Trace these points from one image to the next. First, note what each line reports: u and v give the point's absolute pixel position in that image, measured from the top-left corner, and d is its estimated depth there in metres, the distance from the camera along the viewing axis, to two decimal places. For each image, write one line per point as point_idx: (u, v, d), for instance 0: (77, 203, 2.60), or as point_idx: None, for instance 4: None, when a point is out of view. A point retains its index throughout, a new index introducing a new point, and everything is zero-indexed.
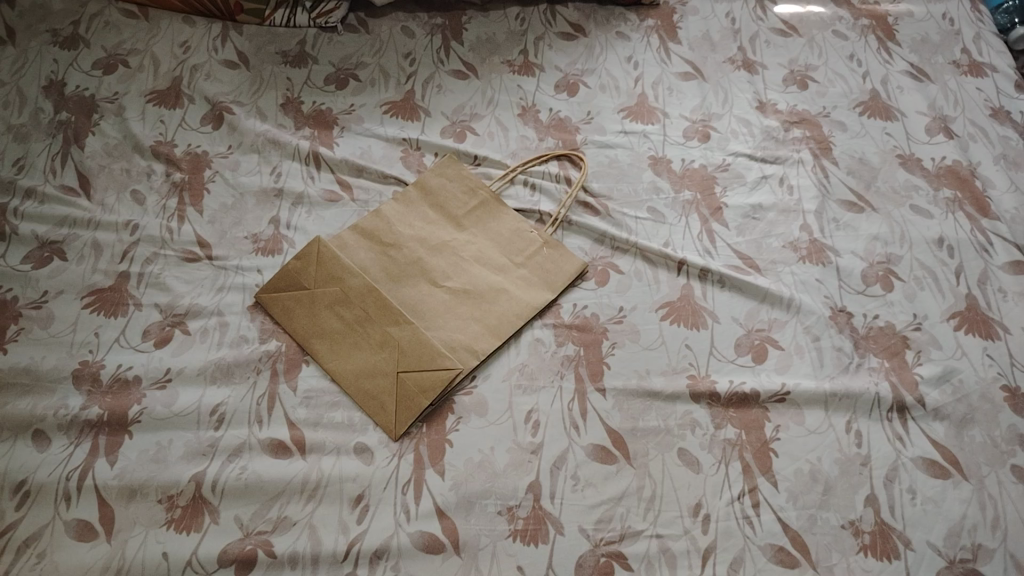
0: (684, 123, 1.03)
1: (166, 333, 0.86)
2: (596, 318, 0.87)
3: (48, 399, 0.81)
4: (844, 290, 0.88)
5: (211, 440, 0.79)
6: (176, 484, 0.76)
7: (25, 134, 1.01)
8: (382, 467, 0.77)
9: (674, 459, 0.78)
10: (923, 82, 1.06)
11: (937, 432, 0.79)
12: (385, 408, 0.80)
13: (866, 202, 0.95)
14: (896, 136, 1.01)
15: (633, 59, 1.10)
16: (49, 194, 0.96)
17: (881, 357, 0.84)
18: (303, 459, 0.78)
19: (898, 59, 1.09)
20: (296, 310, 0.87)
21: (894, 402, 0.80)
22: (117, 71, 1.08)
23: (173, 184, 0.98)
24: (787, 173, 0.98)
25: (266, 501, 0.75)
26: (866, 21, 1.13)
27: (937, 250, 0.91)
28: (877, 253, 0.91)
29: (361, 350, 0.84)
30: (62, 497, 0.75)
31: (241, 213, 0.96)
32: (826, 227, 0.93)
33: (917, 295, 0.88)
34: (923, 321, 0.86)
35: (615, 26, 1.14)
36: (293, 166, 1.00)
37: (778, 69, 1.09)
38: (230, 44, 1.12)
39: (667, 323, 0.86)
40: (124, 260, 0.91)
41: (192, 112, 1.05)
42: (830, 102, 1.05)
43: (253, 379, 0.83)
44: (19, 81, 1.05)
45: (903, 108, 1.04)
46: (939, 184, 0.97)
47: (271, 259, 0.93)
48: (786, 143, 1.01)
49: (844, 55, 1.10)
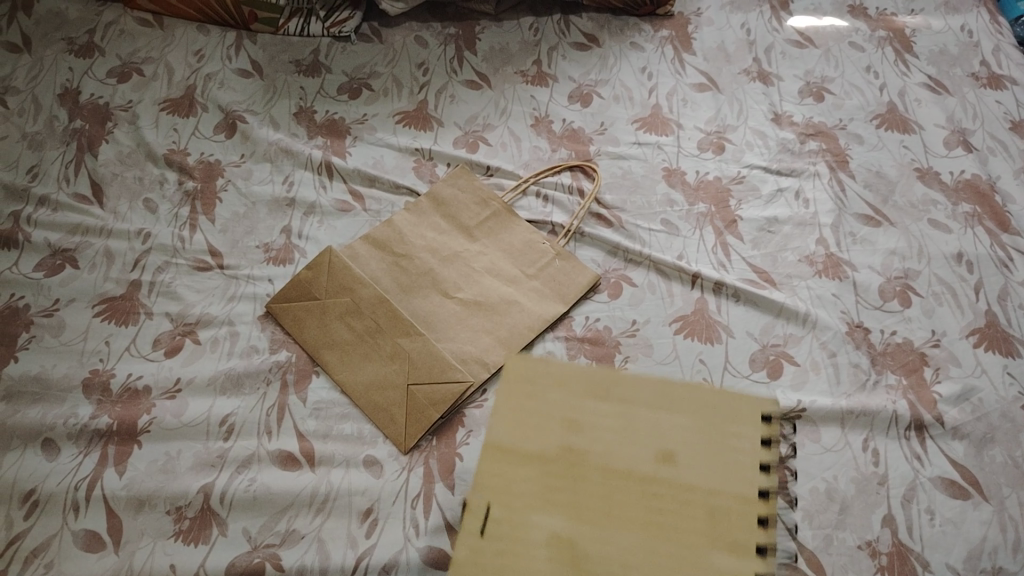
0: (699, 135, 1.03)
1: (176, 342, 0.86)
2: (609, 331, 0.86)
3: (59, 408, 0.81)
4: (861, 305, 0.87)
5: (221, 451, 0.79)
6: (184, 496, 0.76)
7: (39, 141, 1.01)
8: (392, 481, 0.77)
9: None
10: (941, 95, 1.05)
11: (956, 451, 0.78)
12: (394, 420, 0.80)
13: (884, 216, 0.94)
14: (914, 149, 1.00)
15: (648, 69, 1.10)
16: (61, 202, 0.96)
17: (899, 374, 0.83)
18: (312, 472, 0.77)
19: (916, 71, 1.08)
20: (306, 320, 0.87)
21: (912, 420, 0.79)
22: (132, 79, 1.08)
23: (185, 192, 0.98)
24: (803, 186, 0.97)
25: (275, 513, 0.75)
26: (884, 33, 1.12)
27: (956, 265, 0.90)
28: (895, 267, 0.90)
29: (371, 361, 0.84)
30: (70, 506, 0.75)
31: (253, 222, 0.96)
32: (842, 241, 0.92)
33: (936, 311, 0.87)
34: (942, 337, 0.85)
35: (630, 37, 1.14)
36: (306, 176, 1.00)
37: (794, 81, 1.07)
38: (245, 53, 1.12)
39: (681, 336, 0.85)
40: (136, 269, 0.91)
41: (205, 121, 1.05)
42: (846, 115, 1.04)
43: (263, 390, 0.83)
44: (34, 89, 1.06)
45: (921, 120, 1.02)
46: (958, 199, 0.95)
47: (282, 269, 0.92)
48: (802, 155, 1.00)
49: (860, 67, 1.08)
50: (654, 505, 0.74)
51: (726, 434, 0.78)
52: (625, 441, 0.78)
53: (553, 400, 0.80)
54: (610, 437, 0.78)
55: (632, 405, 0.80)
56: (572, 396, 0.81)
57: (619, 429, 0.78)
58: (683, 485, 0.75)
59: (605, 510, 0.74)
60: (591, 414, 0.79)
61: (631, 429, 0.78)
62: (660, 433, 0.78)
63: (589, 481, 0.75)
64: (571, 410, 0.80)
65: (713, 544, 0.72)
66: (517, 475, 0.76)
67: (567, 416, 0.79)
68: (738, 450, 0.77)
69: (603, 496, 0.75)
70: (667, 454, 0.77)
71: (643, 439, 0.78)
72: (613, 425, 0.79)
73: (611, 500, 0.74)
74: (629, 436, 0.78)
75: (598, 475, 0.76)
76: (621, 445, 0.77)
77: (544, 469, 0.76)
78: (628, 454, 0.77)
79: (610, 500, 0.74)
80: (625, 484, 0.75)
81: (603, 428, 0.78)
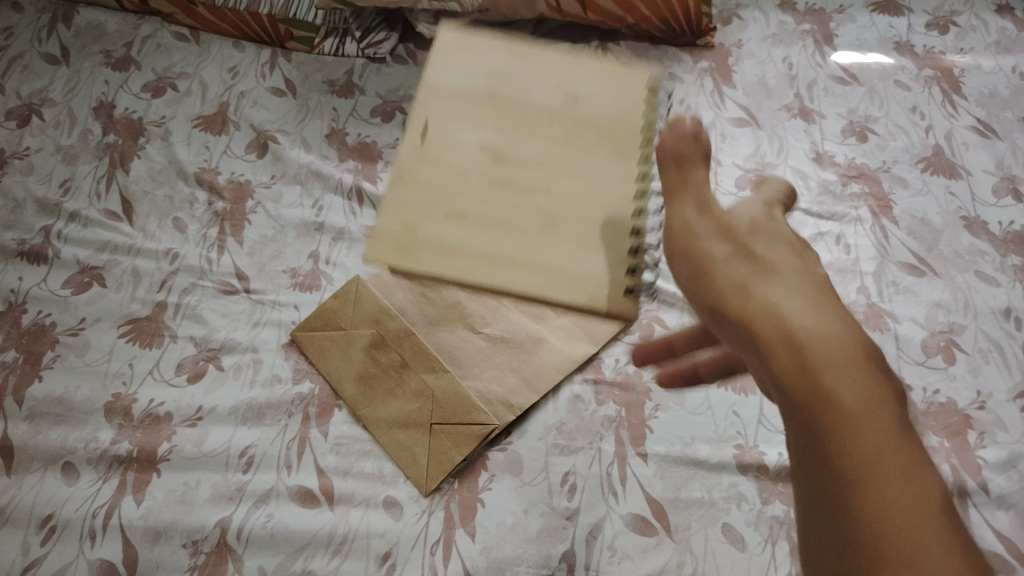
0: (737, 172, 1.00)
1: (199, 368, 0.85)
2: (640, 377, 0.84)
3: (80, 431, 0.80)
4: (902, 360, 0.84)
5: (239, 484, 0.77)
6: (201, 529, 0.75)
7: (72, 155, 1.01)
8: (412, 524, 0.75)
9: (718, 535, 0.74)
10: (990, 140, 1.01)
11: (1001, 522, 0.75)
12: (416, 460, 0.78)
13: (928, 266, 0.91)
14: (961, 196, 0.96)
15: (686, 102, 1.07)
16: (92, 218, 0.95)
17: (940, 436, 0.80)
18: (331, 511, 0.76)
19: (964, 113, 1.04)
20: (331, 351, 0.86)
21: (954, 486, 0.76)
22: (166, 94, 1.07)
23: (215, 213, 0.97)
24: (845, 230, 0.94)
25: (291, 552, 0.74)
26: (931, 72, 1.08)
27: (1003, 321, 0.87)
28: (939, 320, 0.87)
29: (396, 397, 0.83)
30: (87, 535, 0.74)
31: (281, 246, 0.95)
32: (884, 290, 0.89)
33: (981, 370, 0.84)
34: (987, 399, 0.82)
35: (669, 67, 1.11)
36: (336, 201, 0.99)
37: (837, 119, 1.04)
38: (279, 71, 1.11)
39: (715, 385, 0.82)
40: (162, 290, 0.90)
41: (237, 140, 1.04)
42: (891, 156, 1.00)
43: (284, 422, 0.81)
44: (70, 102, 1.05)
45: (970, 166, 0.99)
46: (1006, 250, 0.92)
47: (309, 296, 0.91)
48: (844, 198, 0.97)
49: (905, 106, 1.05)
50: (575, 211, 0.82)
51: (611, 178, 0.84)
52: (563, 180, 0.84)
53: (475, 131, 0.86)
54: (536, 143, 0.85)
55: (529, 272, 0.81)
56: (506, 133, 0.85)
57: (546, 142, 0.85)
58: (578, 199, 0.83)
59: (542, 230, 0.81)
60: (520, 219, 0.81)
61: (534, 137, 0.85)
62: (561, 194, 0.83)
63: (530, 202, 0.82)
64: (519, 252, 0.80)
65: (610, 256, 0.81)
66: (501, 256, 0.80)
67: (510, 151, 0.85)
68: (622, 167, 0.85)
69: (537, 207, 0.82)
70: (572, 110, 0.87)
71: (549, 133, 0.86)
72: (538, 141, 0.85)
73: (536, 214, 0.82)
74: (528, 133, 0.86)
75: (527, 202, 0.82)
76: (554, 184, 0.84)
77: (489, 207, 0.82)
78: (574, 206, 0.82)
79: (541, 213, 0.82)
80: (574, 292, 0.81)
81: (529, 132, 0.86)
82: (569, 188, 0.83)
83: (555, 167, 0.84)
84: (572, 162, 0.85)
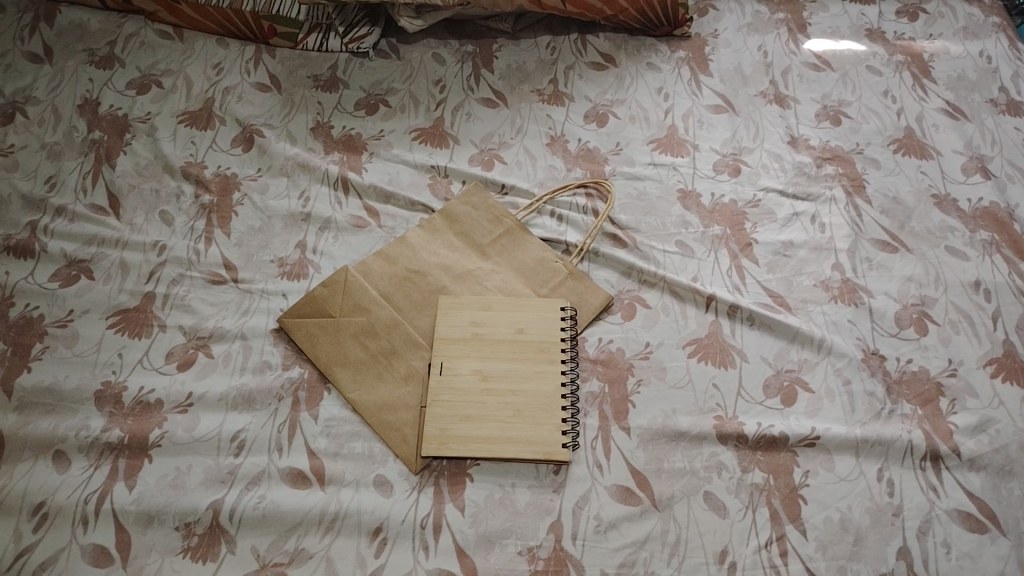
0: (714, 156, 1.02)
1: (189, 356, 0.86)
2: (621, 353, 0.86)
3: (71, 420, 0.81)
4: (876, 333, 0.87)
5: (231, 468, 0.79)
6: (194, 512, 0.76)
7: (58, 152, 1.02)
8: (401, 501, 0.77)
9: (700, 503, 0.76)
10: (959, 121, 1.04)
11: (973, 484, 0.77)
12: (407, 441, 0.80)
13: (900, 242, 0.94)
14: (931, 175, 0.99)
15: (664, 90, 1.09)
16: (79, 212, 0.96)
17: (914, 404, 0.82)
18: (322, 491, 0.77)
19: (934, 96, 1.07)
20: (320, 337, 0.86)
21: (927, 451, 0.79)
22: (151, 91, 1.09)
23: (201, 206, 0.98)
24: (819, 210, 0.97)
25: (283, 532, 0.75)
26: (901, 57, 1.11)
27: (973, 294, 0.89)
28: (911, 294, 0.89)
29: (385, 381, 0.84)
30: (79, 520, 0.75)
31: (268, 236, 0.96)
32: (858, 267, 0.92)
33: (953, 340, 0.86)
34: (959, 367, 0.84)
35: (647, 57, 1.13)
36: (322, 191, 1.00)
37: (811, 104, 1.07)
38: (263, 67, 1.12)
39: (695, 360, 0.85)
40: (150, 281, 0.92)
41: (223, 134, 1.05)
42: (863, 139, 1.03)
43: (274, 406, 0.83)
44: (54, 100, 1.06)
45: (939, 146, 1.02)
46: (976, 226, 0.95)
47: (296, 284, 0.92)
48: (818, 179, 1.00)
49: (878, 91, 1.08)
50: (539, 405, 0.81)
51: (550, 363, 0.84)
52: (522, 383, 0.82)
53: (469, 361, 0.84)
54: (506, 351, 0.85)
55: (489, 398, 0.81)
56: (482, 358, 0.84)
57: (516, 357, 0.84)
58: (535, 344, 0.85)
59: (507, 419, 0.80)
60: (483, 406, 0.81)
61: (503, 346, 0.85)
62: (516, 381, 0.83)
63: (498, 353, 0.84)
64: (489, 431, 0.79)
65: (553, 379, 0.83)
66: (484, 440, 0.79)
67: (478, 369, 0.83)
68: (553, 367, 0.84)
69: (507, 404, 0.81)
70: (520, 333, 0.86)
71: (508, 338, 0.85)
72: (507, 352, 0.85)
73: (504, 409, 0.81)
74: (502, 349, 0.85)
75: (494, 398, 0.81)
76: (520, 390, 0.82)
77: (469, 402, 0.81)
78: (535, 396, 0.81)
79: (505, 406, 0.81)
80: (529, 454, 0.78)
81: (497, 342, 0.85)
82: (517, 373, 0.83)
83: (507, 356, 0.84)
84: (530, 367, 0.83)
